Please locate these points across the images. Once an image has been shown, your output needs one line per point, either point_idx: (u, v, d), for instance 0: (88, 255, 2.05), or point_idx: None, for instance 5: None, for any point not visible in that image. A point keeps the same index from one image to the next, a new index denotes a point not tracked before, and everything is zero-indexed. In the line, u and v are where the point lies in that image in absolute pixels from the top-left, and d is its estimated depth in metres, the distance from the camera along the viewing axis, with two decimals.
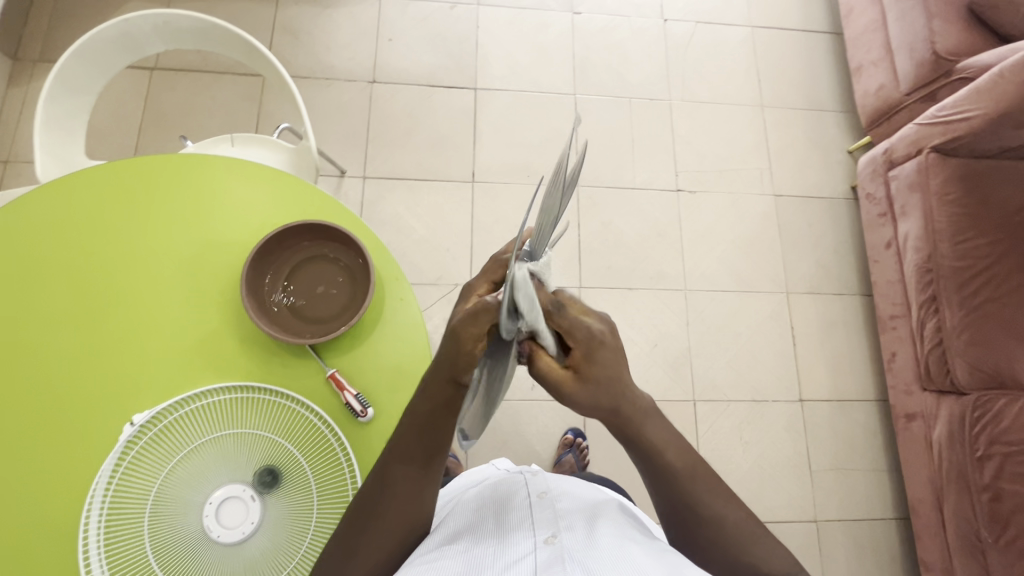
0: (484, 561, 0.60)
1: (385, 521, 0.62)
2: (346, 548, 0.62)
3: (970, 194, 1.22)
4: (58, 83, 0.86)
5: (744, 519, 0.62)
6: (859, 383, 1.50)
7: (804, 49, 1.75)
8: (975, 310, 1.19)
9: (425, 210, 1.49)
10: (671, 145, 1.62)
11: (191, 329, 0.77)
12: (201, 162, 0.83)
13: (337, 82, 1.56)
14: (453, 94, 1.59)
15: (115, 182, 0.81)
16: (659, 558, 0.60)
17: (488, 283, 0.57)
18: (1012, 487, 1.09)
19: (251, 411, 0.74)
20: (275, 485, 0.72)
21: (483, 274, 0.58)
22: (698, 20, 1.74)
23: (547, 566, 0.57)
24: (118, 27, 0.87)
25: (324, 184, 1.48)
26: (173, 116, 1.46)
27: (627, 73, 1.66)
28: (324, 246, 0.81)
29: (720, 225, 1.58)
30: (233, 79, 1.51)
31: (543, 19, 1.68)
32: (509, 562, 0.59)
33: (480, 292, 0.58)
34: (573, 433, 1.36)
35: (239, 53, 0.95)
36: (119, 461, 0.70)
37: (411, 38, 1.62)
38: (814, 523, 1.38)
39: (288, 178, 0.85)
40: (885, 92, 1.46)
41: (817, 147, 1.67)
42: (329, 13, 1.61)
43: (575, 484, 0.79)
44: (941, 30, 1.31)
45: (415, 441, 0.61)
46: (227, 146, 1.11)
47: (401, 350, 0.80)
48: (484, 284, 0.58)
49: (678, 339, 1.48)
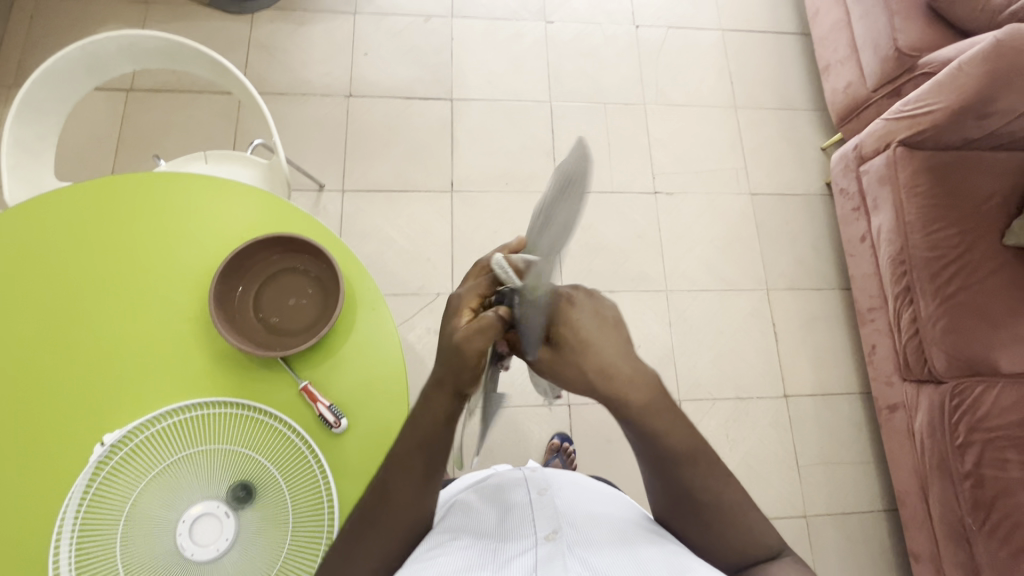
0: (483, 558, 0.58)
1: (387, 531, 0.63)
2: (337, 557, 0.63)
3: (938, 186, 1.24)
4: (25, 106, 0.87)
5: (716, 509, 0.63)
6: (842, 376, 1.51)
7: (774, 50, 1.79)
8: (949, 299, 1.20)
9: (405, 220, 1.50)
10: (647, 148, 1.64)
11: (161, 347, 0.77)
12: (169, 180, 0.84)
13: (313, 97, 1.57)
14: (429, 105, 1.60)
15: (82, 203, 0.81)
16: (662, 551, 0.59)
17: (477, 297, 0.57)
18: (993, 473, 1.11)
19: (223, 426, 0.74)
20: (250, 500, 0.71)
21: (471, 288, 0.57)
22: (669, 25, 1.77)
23: (547, 560, 0.56)
24: (83, 49, 0.87)
25: (303, 199, 1.48)
26: (149, 136, 1.47)
27: (601, 79, 1.69)
28: (294, 258, 0.82)
29: (699, 226, 1.59)
30: (209, 98, 1.51)
31: (516, 29, 1.70)
32: (508, 559, 0.57)
33: (470, 305, 0.57)
34: (560, 437, 1.34)
35: (207, 71, 0.95)
36: (90, 482, 0.69)
37: (387, 52, 1.63)
38: (803, 518, 1.39)
39: (257, 192, 0.85)
40: (853, 89, 1.49)
41: (791, 145, 1.70)
42: (304, 29, 1.63)
43: (575, 477, 0.77)
44: (903, 27, 1.34)
45: (409, 448, 0.62)
46: (201, 164, 1.12)
47: (375, 359, 0.80)
48: (474, 297, 0.57)
49: (661, 340, 1.49)
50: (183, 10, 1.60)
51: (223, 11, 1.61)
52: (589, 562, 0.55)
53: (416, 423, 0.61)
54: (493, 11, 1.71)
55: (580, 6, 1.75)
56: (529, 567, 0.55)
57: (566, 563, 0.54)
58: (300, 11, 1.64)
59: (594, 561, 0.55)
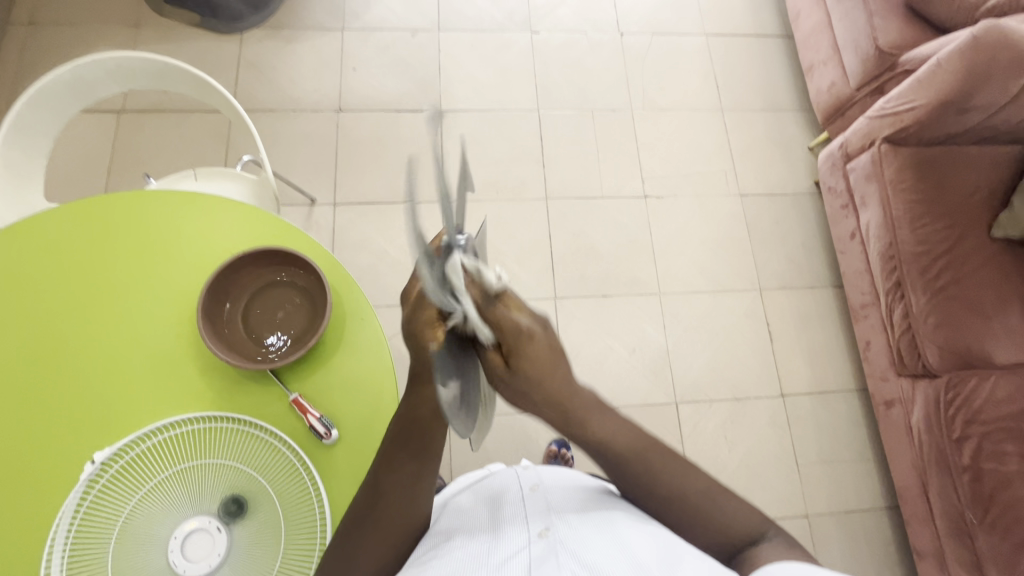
0: (477, 558, 0.58)
1: (381, 539, 0.62)
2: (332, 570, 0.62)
3: (924, 181, 1.25)
4: (15, 129, 0.88)
5: (706, 502, 0.63)
6: (838, 373, 1.51)
7: (758, 53, 1.81)
8: (940, 292, 1.20)
9: (397, 231, 1.51)
10: (636, 153, 1.66)
11: (150, 364, 0.77)
12: (156, 197, 0.84)
13: (303, 113, 1.59)
14: (419, 117, 1.62)
15: (71, 223, 0.82)
16: (655, 540, 0.58)
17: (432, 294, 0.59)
18: (991, 466, 1.11)
19: (214, 440, 0.74)
20: (242, 514, 0.71)
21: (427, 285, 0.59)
22: (653, 32, 1.80)
23: (540, 560, 0.55)
24: (70, 72, 0.89)
25: (294, 214, 1.49)
26: (140, 157, 1.48)
27: (588, 86, 1.70)
28: (281, 271, 0.83)
29: (689, 228, 1.60)
30: (200, 116, 1.53)
31: (502, 40, 1.73)
32: (501, 559, 0.57)
33: None
34: (557, 444, 1.32)
35: (193, 88, 0.97)
36: (82, 499, 0.69)
37: (375, 66, 1.65)
38: (805, 518, 1.38)
39: (244, 207, 0.86)
40: (837, 88, 1.50)
41: (778, 146, 1.71)
42: (293, 47, 1.65)
43: (568, 474, 0.77)
44: (882, 26, 1.36)
45: (404, 451, 0.63)
46: (191, 181, 1.13)
47: (364, 369, 0.80)
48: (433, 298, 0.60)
49: (656, 343, 1.49)
50: (173, 32, 1.62)
51: (212, 32, 1.63)
52: (581, 555, 0.55)
53: (405, 419, 0.63)
54: (479, 24, 1.73)
55: (565, 16, 1.77)
56: (522, 568, 0.55)
57: (559, 560, 0.54)
58: (288, 29, 1.66)
59: (585, 554, 0.55)
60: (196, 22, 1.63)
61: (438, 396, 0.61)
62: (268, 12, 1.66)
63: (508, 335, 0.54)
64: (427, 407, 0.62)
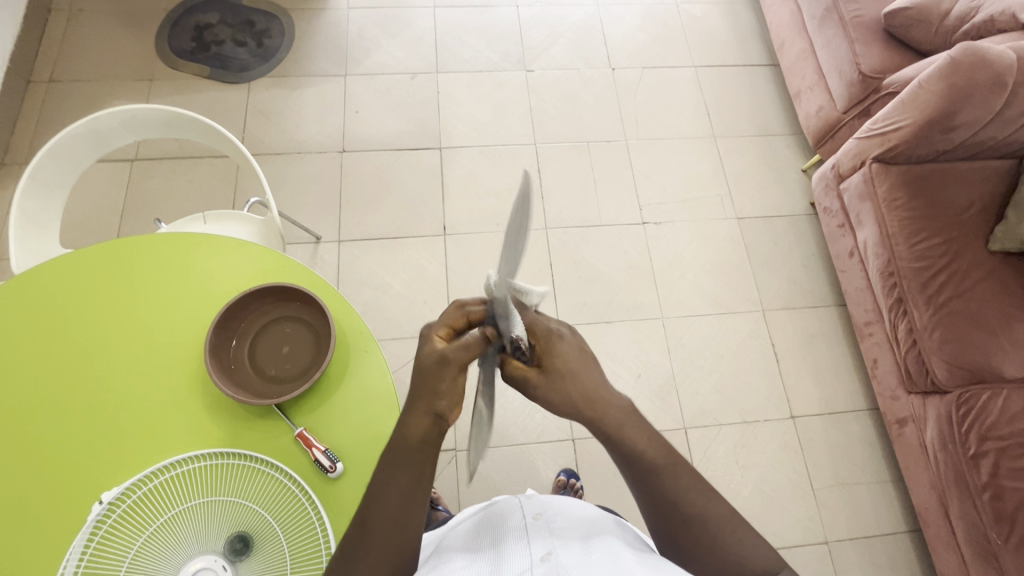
0: None
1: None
2: None
3: (918, 198, 1.27)
4: (33, 179, 0.92)
5: (726, 518, 0.61)
6: (848, 393, 1.49)
7: (746, 81, 1.87)
8: (942, 307, 1.21)
9: (401, 266, 1.54)
10: (632, 181, 1.69)
11: (160, 401, 0.78)
12: (169, 240, 0.87)
13: (308, 154, 1.65)
14: (419, 154, 1.67)
15: (90, 267, 0.85)
16: (652, 568, 0.56)
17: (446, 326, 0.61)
18: (1013, 484, 1.07)
19: (222, 477, 0.75)
20: (246, 552, 0.71)
21: (443, 318, 0.62)
22: (642, 65, 1.86)
23: None
24: (86, 126, 0.93)
25: (300, 251, 1.53)
26: (152, 203, 1.53)
27: (584, 120, 1.76)
28: (286, 306, 0.85)
29: (688, 252, 1.62)
30: (209, 162, 1.59)
31: (498, 79, 1.79)
32: None
33: (439, 333, 0.61)
34: (566, 474, 1.33)
35: (204, 134, 1.00)
36: (89, 539, 0.69)
37: (377, 108, 1.72)
38: (825, 544, 1.34)
39: (252, 246, 0.89)
40: (825, 112, 1.54)
41: (772, 169, 1.75)
42: (297, 93, 1.72)
43: (571, 501, 0.76)
44: (863, 51, 1.41)
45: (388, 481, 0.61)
46: (200, 224, 1.17)
47: (367, 403, 0.81)
48: (444, 326, 0.62)
49: (662, 367, 1.48)
50: (183, 82, 1.71)
51: (220, 81, 1.72)
52: None
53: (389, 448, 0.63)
54: (475, 65, 1.81)
55: (557, 55, 1.85)
56: None
57: None
58: (294, 77, 1.74)
59: None
60: (205, 74, 1.72)
61: (429, 418, 0.62)
62: (273, 62, 1.75)
63: (541, 335, 0.60)
64: (416, 434, 0.62)
